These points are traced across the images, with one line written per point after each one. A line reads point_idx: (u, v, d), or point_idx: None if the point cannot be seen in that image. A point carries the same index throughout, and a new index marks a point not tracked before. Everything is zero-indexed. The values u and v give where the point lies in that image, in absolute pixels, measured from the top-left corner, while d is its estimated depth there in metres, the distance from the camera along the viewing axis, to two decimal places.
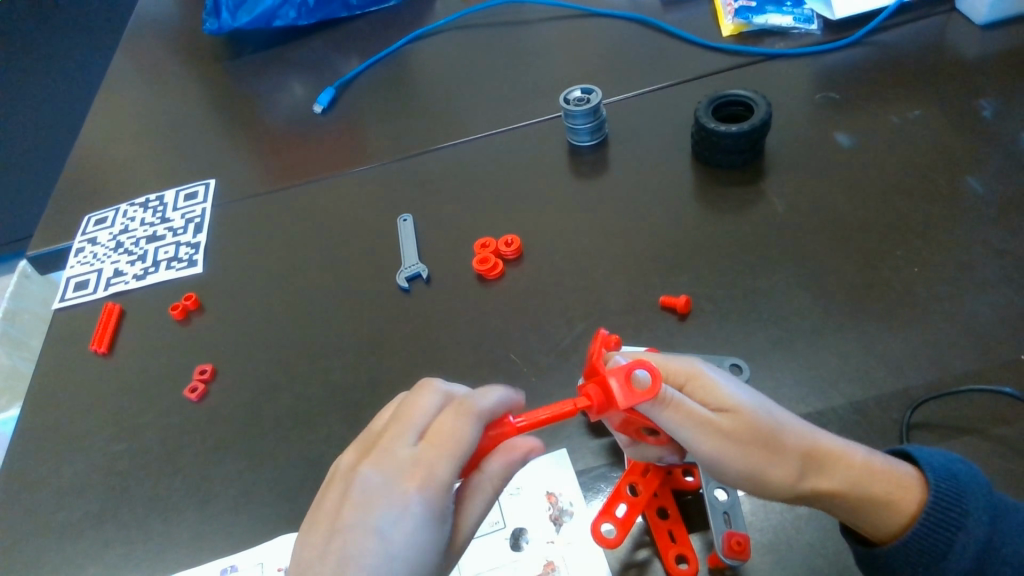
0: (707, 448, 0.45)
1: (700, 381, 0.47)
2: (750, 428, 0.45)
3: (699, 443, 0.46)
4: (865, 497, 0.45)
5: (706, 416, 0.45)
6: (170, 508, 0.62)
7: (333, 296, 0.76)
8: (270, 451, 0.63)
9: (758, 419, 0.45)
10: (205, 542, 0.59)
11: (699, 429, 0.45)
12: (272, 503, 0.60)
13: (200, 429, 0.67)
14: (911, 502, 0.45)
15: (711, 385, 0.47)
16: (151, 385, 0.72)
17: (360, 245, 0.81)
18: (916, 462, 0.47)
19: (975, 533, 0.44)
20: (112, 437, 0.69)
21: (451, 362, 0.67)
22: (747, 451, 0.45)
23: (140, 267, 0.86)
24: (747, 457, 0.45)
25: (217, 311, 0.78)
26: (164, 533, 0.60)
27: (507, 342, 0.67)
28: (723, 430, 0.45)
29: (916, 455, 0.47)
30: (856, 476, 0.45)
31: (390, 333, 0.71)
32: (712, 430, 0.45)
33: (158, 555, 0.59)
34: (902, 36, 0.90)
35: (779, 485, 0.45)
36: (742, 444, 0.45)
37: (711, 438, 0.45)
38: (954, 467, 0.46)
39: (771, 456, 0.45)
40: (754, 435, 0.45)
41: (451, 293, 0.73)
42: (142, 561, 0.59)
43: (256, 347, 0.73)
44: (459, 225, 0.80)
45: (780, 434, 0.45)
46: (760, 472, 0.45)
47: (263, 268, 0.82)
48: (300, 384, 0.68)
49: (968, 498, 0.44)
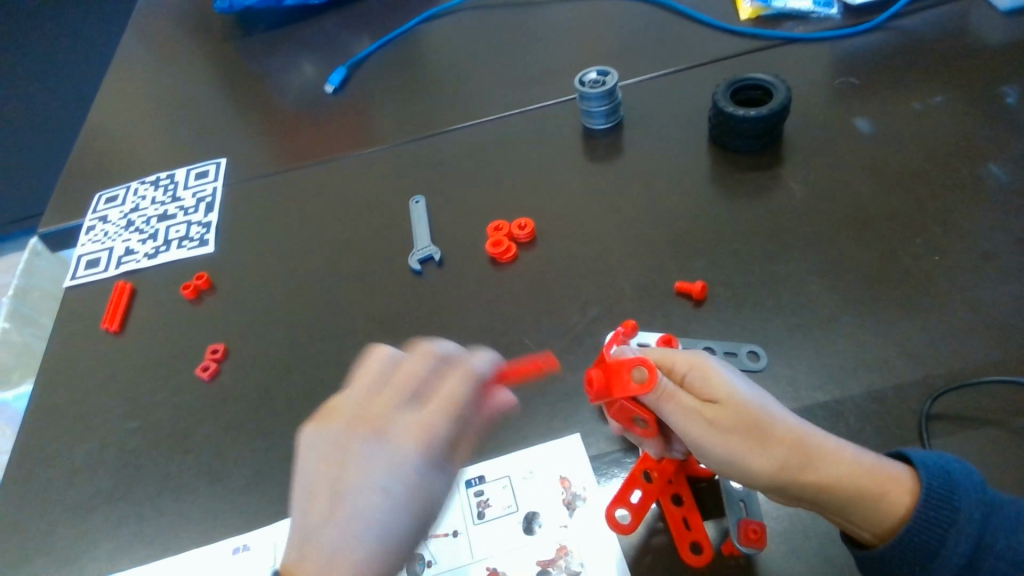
0: (687, 432, 0.46)
1: (702, 371, 0.47)
2: (733, 415, 0.45)
3: (683, 426, 0.46)
4: (853, 491, 0.42)
5: (692, 404, 0.46)
6: (181, 487, 0.62)
7: (344, 277, 0.76)
8: (282, 431, 0.63)
9: (744, 405, 0.45)
10: (215, 521, 0.59)
11: (681, 414, 0.46)
12: (284, 483, 0.60)
13: (211, 409, 0.67)
14: (902, 494, 0.43)
15: (709, 374, 0.47)
16: (164, 362, 0.72)
17: (372, 226, 0.81)
18: (910, 461, 0.44)
19: (967, 531, 0.41)
20: (123, 415, 0.69)
21: (463, 344, 0.66)
22: (725, 437, 0.45)
23: (151, 246, 0.86)
24: (728, 443, 0.45)
25: (229, 290, 0.78)
26: (175, 511, 0.60)
27: (520, 325, 0.66)
28: (707, 418, 0.45)
29: (910, 455, 0.44)
30: (843, 470, 0.43)
31: (402, 315, 0.70)
32: (694, 416, 0.46)
33: (171, 533, 0.59)
34: (924, 21, 0.88)
35: (761, 476, 0.44)
36: (727, 430, 0.45)
37: (695, 424, 0.45)
38: (949, 467, 0.43)
39: (754, 446, 0.44)
40: (738, 422, 0.45)
41: (463, 276, 0.72)
42: (153, 538, 0.59)
43: (268, 327, 0.73)
44: (472, 208, 0.80)
45: (763, 424, 0.44)
46: (740, 461, 0.44)
47: (275, 248, 0.82)
48: (312, 365, 0.68)
49: (960, 494, 0.42)
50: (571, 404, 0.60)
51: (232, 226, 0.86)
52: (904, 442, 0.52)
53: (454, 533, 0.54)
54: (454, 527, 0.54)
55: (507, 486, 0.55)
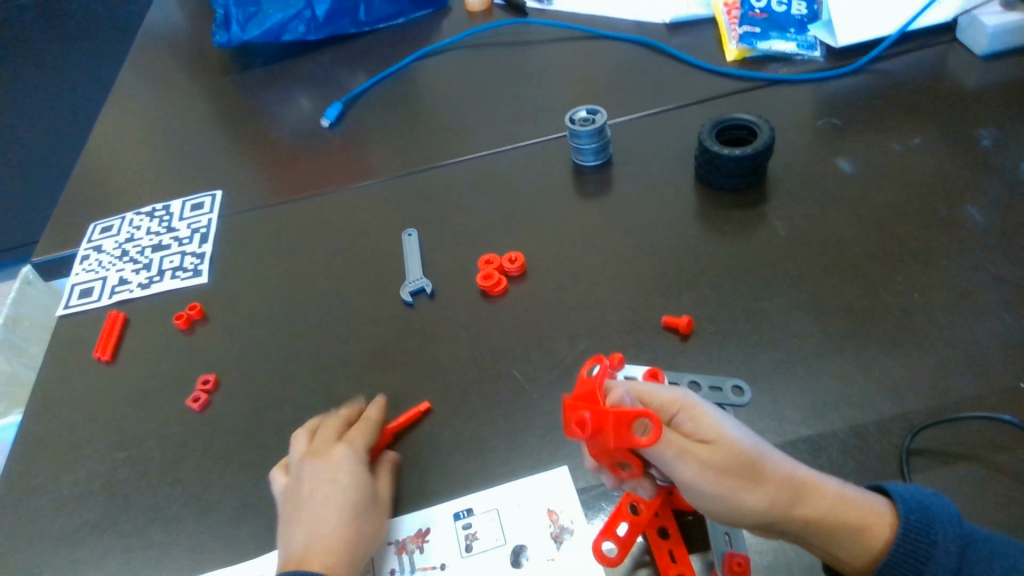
0: (684, 477, 0.46)
1: (692, 413, 0.48)
2: (730, 456, 0.45)
3: (680, 470, 0.46)
4: (838, 523, 0.45)
5: (688, 444, 0.46)
6: (169, 517, 0.62)
7: (337, 309, 0.77)
8: (272, 463, 0.64)
9: (736, 445, 0.46)
10: (204, 552, 0.59)
11: (679, 457, 0.46)
12: (273, 514, 0.60)
13: (201, 438, 0.67)
14: (882, 526, 0.45)
15: (698, 416, 0.48)
16: (154, 392, 0.73)
17: (364, 259, 0.82)
18: (888, 494, 0.47)
19: (944, 564, 0.44)
20: (113, 445, 0.69)
21: (453, 376, 0.67)
22: (723, 480, 0.45)
23: (145, 276, 0.87)
24: (723, 483, 0.45)
25: (222, 321, 0.79)
26: (163, 542, 0.60)
27: (509, 358, 0.67)
28: (704, 459, 0.45)
29: (889, 488, 0.47)
30: (827, 503, 0.46)
31: (393, 347, 0.71)
32: (692, 458, 0.45)
33: (158, 564, 0.59)
34: (903, 65, 0.91)
35: (756, 515, 0.45)
36: (722, 471, 0.45)
37: (692, 464, 0.45)
38: (925, 500, 0.46)
39: (748, 487, 0.45)
40: (732, 462, 0.45)
41: (454, 309, 0.73)
42: (140, 569, 0.59)
43: (260, 358, 0.73)
44: (464, 242, 0.81)
45: (758, 462, 0.46)
46: (737, 503, 0.45)
47: (268, 279, 0.82)
48: (303, 396, 0.68)
49: (937, 528, 0.45)
50: (560, 436, 0.60)
51: (226, 257, 0.87)
52: (886, 475, 0.53)
53: (442, 565, 0.54)
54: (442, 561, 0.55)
55: (494, 519, 0.56)
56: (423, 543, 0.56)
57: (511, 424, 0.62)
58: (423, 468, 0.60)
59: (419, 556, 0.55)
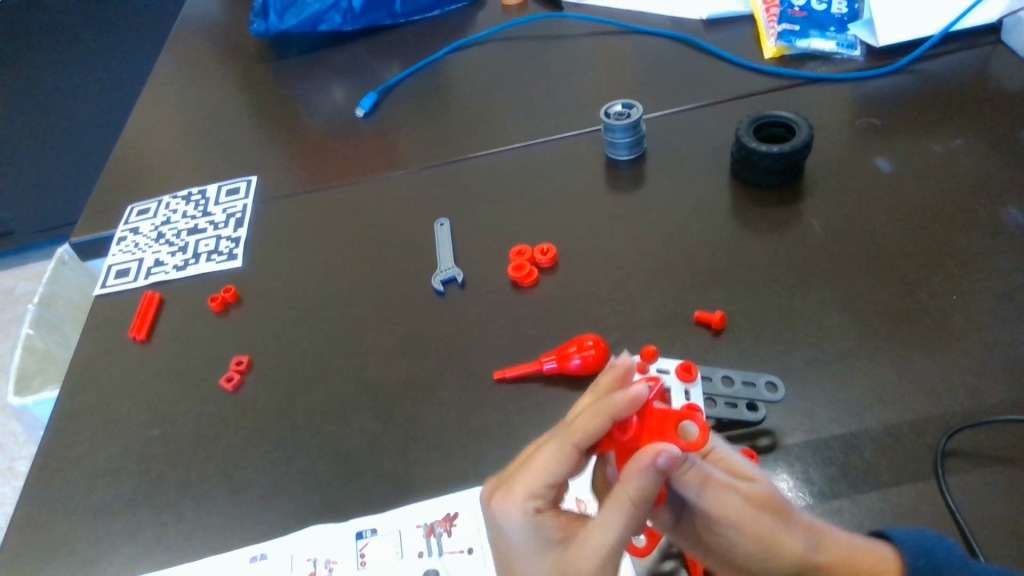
0: (715, 521, 0.45)
1: (720, 453, 0.47)
2: (761, 496, 0.45)
3: (711, 504, 0.45)
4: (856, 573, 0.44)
5: (727, 479, 0.45)
6: (201, 494, 0.63)
7: (366, 297, 0.77)
8: (302, 444, 0.64)
9: (766, 488, 0.45)
10: (234, 527, 0.60)
11: (713, 488, 0.45)
12: (303, 494, 0.61)
13: (233, 418, 0.68)
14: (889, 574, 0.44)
15: (729, 456, 0.47)
16: (188, 369, 0.74)
17: (395, 248, 0.82)
18: (891, 538, 0.46)
19: None
20: (147, 422, 0.70)
21: (482, 366, 0.67)
22: (755, 515, 0.44)
23: (181, 260, 0.88)
24: (753, 522, 0.44)
25: (255, 305, 0.80)
26: (194, 518, 0.61)
27: (539, 349, 0.67)
28: (739, 491, 0.45)
29: (890, 533, 0.46)
30: (843, 551, 0.44)
31: (423, 335, 0.72)
32: (729, 490, 0.45)
33: (189, 539, 0.60)
34: (945, 65, 0.90)
35: (781, 559, 0.44)
36: (753, 507, 0.44)
37: (727, 496, 0.45)
38: (928, 542, 0.45)
39: (775, 529, 0.44)
40: (763, 500, 0.45)
41: (485, 299, 0.74)
42: (173, 542, 0.60)
43: (293, 342, 0.74)
44: (497, 233, 0.81)
45: (786, 506, 0.45)
46: (768, 541, 0.44)
47: (300, 266, 0.83)
48: (334, 380, 0.69)
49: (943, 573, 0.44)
50: None
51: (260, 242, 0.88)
52: (919, 476, 0.52)
53: (469, 549, 0.56)
54: (470, 545, 0.56)
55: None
56: (451, 527, 0.56)
57: (539, 413, 0.62)
58: (454, 453, 0.61)
59: (447, 539, 0.56)
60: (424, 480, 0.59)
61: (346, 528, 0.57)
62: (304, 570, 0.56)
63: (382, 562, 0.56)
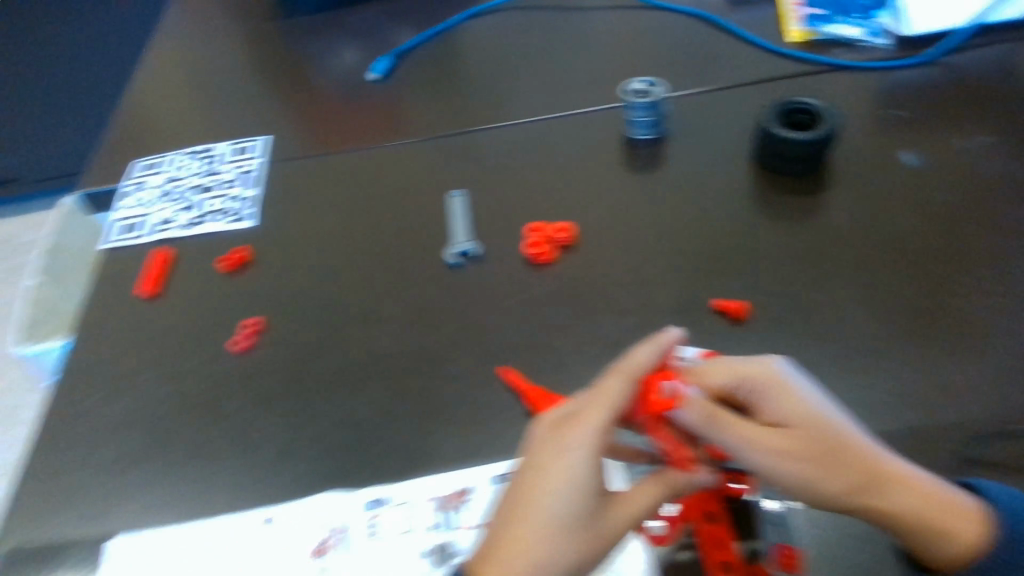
0: (753, 455, 0.48)
1: (775, 389, 0.50)
2: (806, 443, 0.48)
3: (751, 447, 0.48)
4: (917, 518, 0.47)
5: (766, 428, 0.48)
6: (206, 456, 0.62)
7: (376, 266, 0.76)
8: (309, 413, 0.63)
9: (818, 433, 0.48)
10: (240, 491, 0.59)
11: (749, 439, 0.48)
12: (311, 464, 0.60)
13: (239, 382, 0.67)
14: (972, 524, 0.47)
15: (782, 393, 0.50)
16: (188, 328, 0.72)
17: (406, 217, 0.81)
18: (980, 491, 0.50)
19: None
20: (151, 381, 0.69)
21: (495, 342, 0.66)
22: (795, 460, 0.47)
23: (188, 215, 0.85)
24: (801, 469, 0.47)
25: (261, 267, 0.77)
26: (200, 482, 0.60)
27: (555, 329, 0.67)
28: (785, 446, 0.47)
29: (981, 487, 0.50)
30: (921, 493, 0.47)
31: (435, 309, 0.70)
32: (772, 436, 0.48)
33: (195, 504, 0.59)
34: (974, 59, 0.88)
35: (830, 497, 0.47)
36: (799, 454, 0.47)
37: (763, 443, 0.48)
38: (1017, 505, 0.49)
39: (821, 475, 0.47)
40: (810, 449, 0.47)
41: (498, 274, 0.73)
42: (178, 504, 0.59)
43: (300, 308, 0.73)
44: (512, 208, 0.80)
45: (840, 449, 0.47)
46: (813, 483, 0.47)
47: (308, 230, 0.82)
48: (343, 349, 0.68)
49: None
50: None
51: (270, 203, 0.86)
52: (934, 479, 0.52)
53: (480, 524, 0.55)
54: None
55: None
56: (464, 502, 0.56)
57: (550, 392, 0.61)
58: (465, 430, 0.60)
59: (460, 513, 0.56)
60: (433, 455, 0.59)
61: (360, 497, 0.57)
62: (318, 537, 0.56)
63: (397, 532, 0.55)
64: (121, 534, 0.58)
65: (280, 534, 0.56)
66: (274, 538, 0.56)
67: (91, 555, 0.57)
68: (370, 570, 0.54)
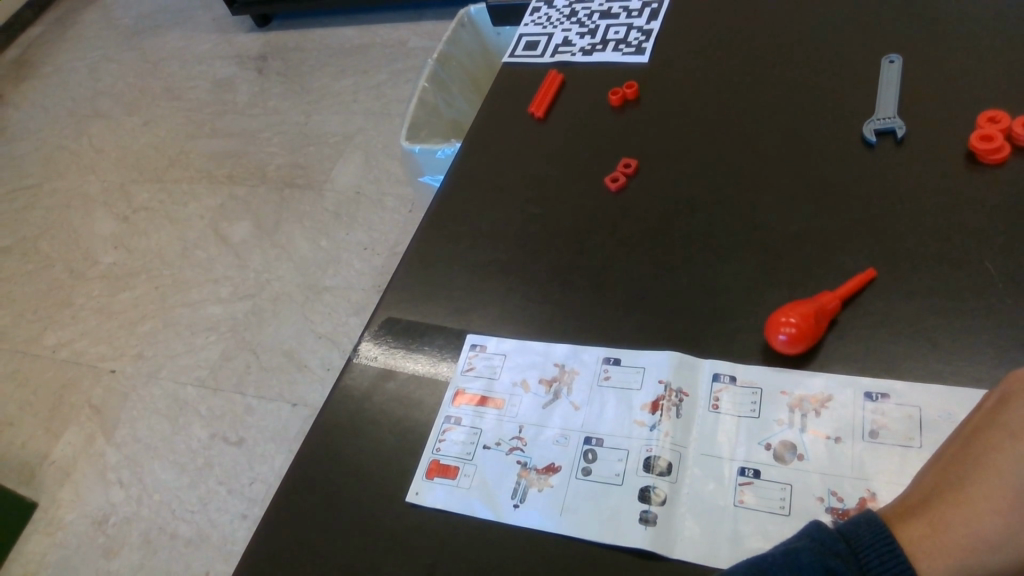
0: None
1: None
2: None
3: None
4: None
5: None
6: (527, 254, 0.55)
7: (750, 99, 0.59)
8: (633, 229, 0.54)
9: None
10: (559, 300, 0.52)
11: None
12: (629, 287, 0.50)
13: (561, 177, 0.59)
14: None
15: None
16: (531, 118, 0.65)
17: (802, 49, 0.61)
18: None
19: None
20: (483, 163, 0.63)
21: (915, 233, 0.47)
22: None
23: (554, 7, 0.75)
24: None
25: (612, 65, 0.66)
26: (503, 277, 0.54)
27: (986, 206, 0.47)
28: None
29: None
30: None
31: (811, 131, 0.55)
32: None
33: (495, 298, 0.53)
34: None
35: None
36: None
37: None
38: None
39: None
40: None
41: (935, 142, 0.50)
42: (492, 297, 0.54)
43: (653, 122, 0.60)
44: (969, 50, 0.55)
45: None
46: None
47: (670, 39, 0.66)
48: (701, 174, 0.55)
49: None
50: None
51: (635, 10, 0.70)
52: None
53: (836, 440, 0.40)
54: (837, 432, 0.40)
55: (914, 418, 0.40)
56: (823, 409, 0.42)
57: (994, 304, 0.43)
58: (857, 325, 0.44)
59: (813, 420, 0.41)
60: None
61: (700, 365, 0.45)
62: (634, 387, 0.45)
63: (734, 413, 0.43)
64: (433, 314, 0.54)
65: (593, 369, 0.47)
66: (590, 370, 0.47)
67: (399, 322, 0.54)
68: (684, 443, 0.43)
